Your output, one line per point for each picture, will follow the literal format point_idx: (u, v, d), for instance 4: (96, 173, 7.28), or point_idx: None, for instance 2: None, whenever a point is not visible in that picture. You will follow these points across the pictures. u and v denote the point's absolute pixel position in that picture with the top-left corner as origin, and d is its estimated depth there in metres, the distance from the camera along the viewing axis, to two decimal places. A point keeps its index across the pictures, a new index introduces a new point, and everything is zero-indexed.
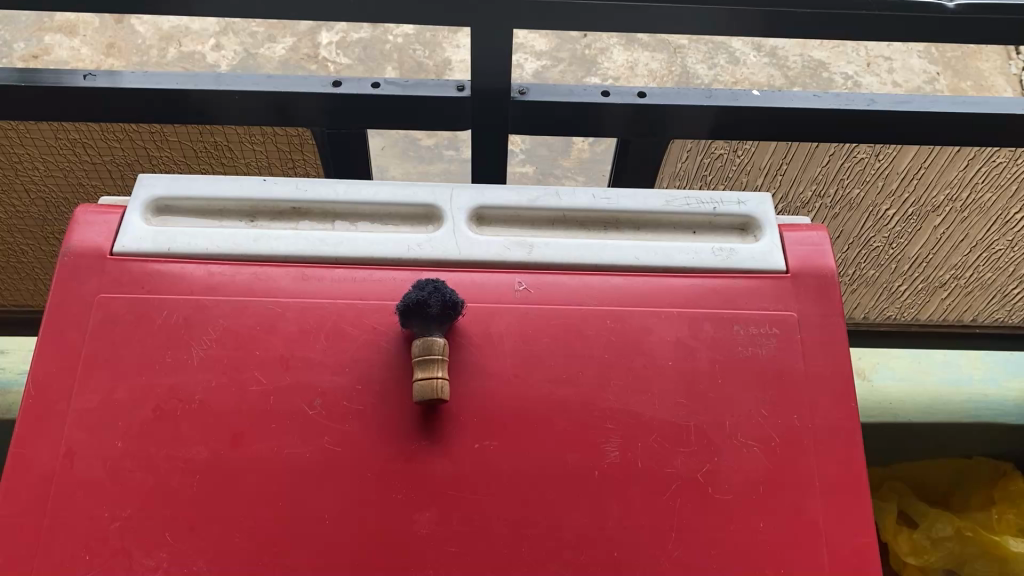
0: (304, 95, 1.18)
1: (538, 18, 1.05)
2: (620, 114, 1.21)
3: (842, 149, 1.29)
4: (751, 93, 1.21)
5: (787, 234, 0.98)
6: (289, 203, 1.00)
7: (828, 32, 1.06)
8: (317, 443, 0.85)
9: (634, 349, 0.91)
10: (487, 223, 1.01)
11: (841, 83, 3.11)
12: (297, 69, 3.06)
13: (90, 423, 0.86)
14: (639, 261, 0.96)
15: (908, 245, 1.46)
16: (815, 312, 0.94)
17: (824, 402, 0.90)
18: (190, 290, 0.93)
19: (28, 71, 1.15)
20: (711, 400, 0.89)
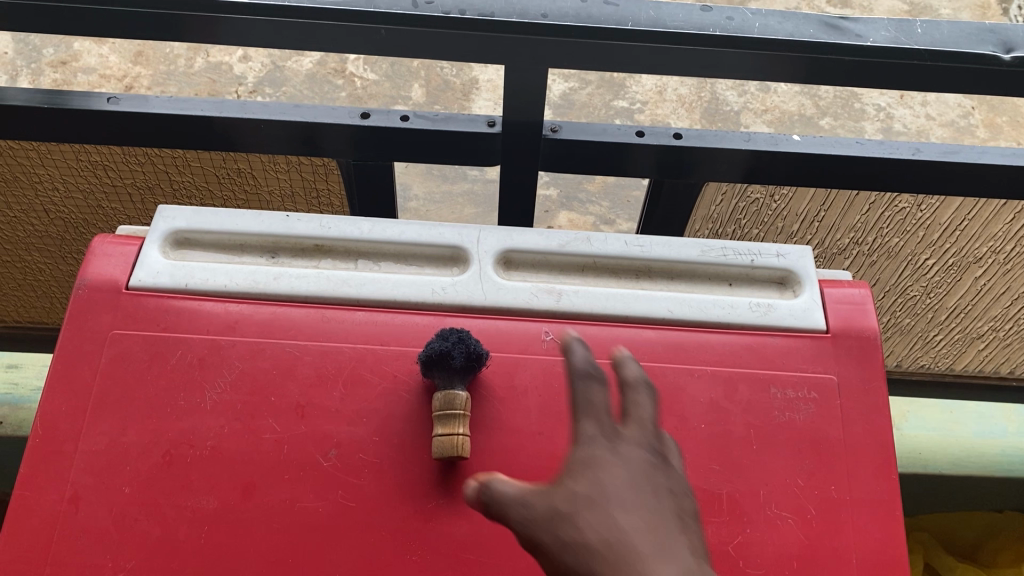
0: (331, 126, 1.15)
1: (574, 59, 1.01)
2: (654, 155, 1.17)
3: (884, 199, 1.23)
4: (791, 139, 1.17)
5: (827, 290, 0.95)
6: (313, 239, 0.97)
7: (876, 80, 1.02)
8: (331, 497, 0.82)
9: (665, 409, 0.87)
10: (515, 267, 0.98)
11: (872, 114, 3.08)
12: (324, 83, 3.04)
13: (98, 467, 0.83)
14: (672, 314, 0.93)
15: (946, 295, 1.40)
16: (855, 376, 0.89)
17: (863, 474, 0.85)
18: (208, 329, 0.90)
19: (53, 93, 1.13)
20: (745, 466, 0.84)
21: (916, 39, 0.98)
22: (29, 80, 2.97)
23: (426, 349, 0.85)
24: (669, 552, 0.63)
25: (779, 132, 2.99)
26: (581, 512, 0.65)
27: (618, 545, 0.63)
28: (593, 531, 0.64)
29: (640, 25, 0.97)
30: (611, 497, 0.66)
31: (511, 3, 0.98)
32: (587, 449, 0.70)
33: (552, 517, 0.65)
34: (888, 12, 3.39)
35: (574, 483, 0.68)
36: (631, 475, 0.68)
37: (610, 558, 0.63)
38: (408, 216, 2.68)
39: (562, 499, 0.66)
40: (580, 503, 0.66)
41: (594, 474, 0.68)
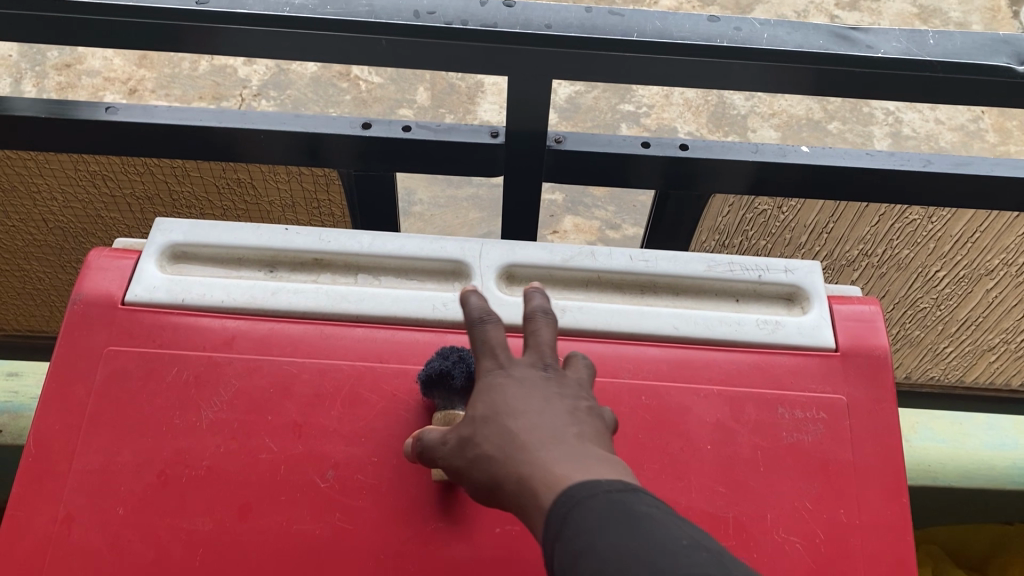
0: (332, 137, 1.13)
1: (579, 70, 0.99)
2: (660, 166, 1.15)
3: (894, 210, 1.21)
4: (800, 150, 1.15)
5: (836, 307, 0.93)
6: (312, 253, 0.96)
7: (886, 91, 1.00)
8: (328, 519, 0.80)
9: (671, 430, 0.85)
10: (518, 282, 0.96)
11: (881, 119, 3.05)
12: (328, 86, 3.02)
13: (91, 487, 0.81)
14: (678, 331, 0.91)
15: (957, 308, 1.38)
16: (865, 396, 0.87)
17: (872, 497, 0.83)
18: (205, 346, 0.88)
19: (56, 103, 1.11)
20: (752, 489, 0.82)
21: (928, 50, 0.96)
22: (33, 83, 2.95)
23: (426, 368, 0.83)
24: (568, 453, 0.64)
25: (786, 136, 2.96)
26: (487, 432, 0.68)
27: (518, 457, 0.65)
28: (498, 447, 0.67)
29: (646, 36, 0.95)
30: (507, 414, 0.68)
31: (515, 13, 0.96)
32: (487, 375, 0.71)
33: (468, 448, 0.70)
34: (897, 15, 3.36)
35: (480, 410, 0.69)
36: (528, 392, 0.69)
37: (515, 464, 0.65)
38: (412, 221, 2.66)
39: (471, 428, 0.70)
40: (487, 432, 0.68)
41: (495, 398, 0.69)
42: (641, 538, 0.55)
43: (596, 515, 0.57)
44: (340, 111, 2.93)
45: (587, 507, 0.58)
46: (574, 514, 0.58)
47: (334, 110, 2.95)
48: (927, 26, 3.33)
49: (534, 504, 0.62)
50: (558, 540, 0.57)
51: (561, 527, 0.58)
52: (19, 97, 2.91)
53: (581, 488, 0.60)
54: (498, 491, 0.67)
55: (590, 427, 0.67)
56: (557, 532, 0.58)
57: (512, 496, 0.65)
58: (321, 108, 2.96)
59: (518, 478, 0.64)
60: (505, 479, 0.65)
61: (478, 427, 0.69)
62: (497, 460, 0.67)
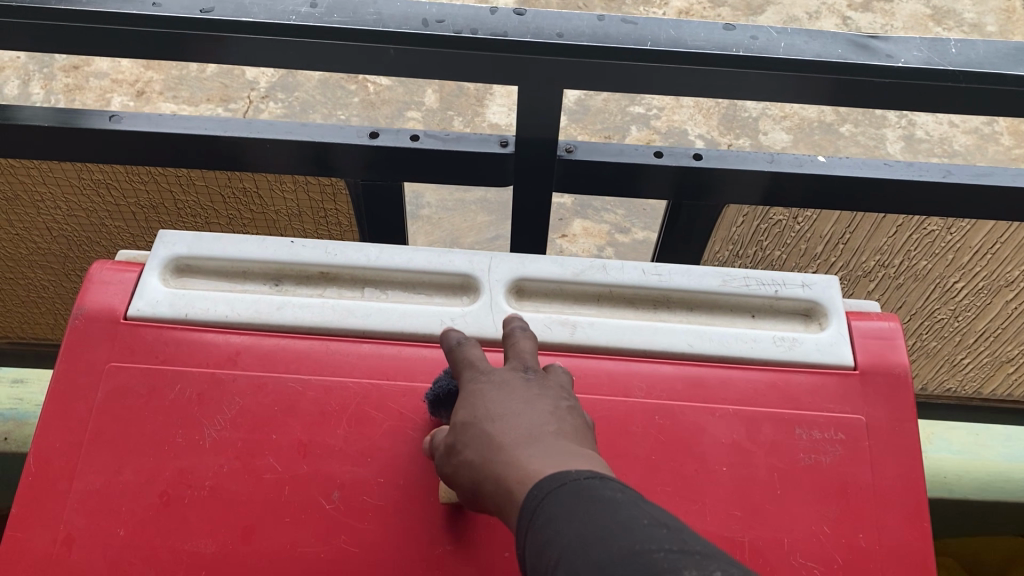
0: (339, 146, 1.11)
1: (590, 79, 0.97)
2: (673, 176, 1.13)
3: (912, 221, 1.19)
4: (817, 160, 1.12)
5: (854, 324, 0.90)
6: (318, 267, 0.94)
7: (905, 101, 0.98)
8: (333, 542, 0.78)
9: (685, 451, 0.82)
10: (528, 296, 0.94)
11: (894, 122, 3.01)
12: (337, 88, 3.01)
13: (92, 508, 0.79)
14: (692, 348, 0.88)
15: (975, 319, 1.35)
16: (884, 416, 0.85)
17: (892, 521, 0.81)
18: (208, 362, 0.87)
19: (64, 112, 1.09)
20: (769, 513, 0.80)
21: (949, 59, 0.93)
22: (41, 85, 2.94)
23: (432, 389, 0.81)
24: (542, 451, 0.64)
25: (798, 138, 2.93)
26: (467, 438, 0.69)
27: (495, 458, 0.66)
28: (478, 451, 0.68)
29: (660, 45, 0.92)
30: (486, 417, 0.69)
31: (525, 22, 0.94)
32: (469, 379, 0.73)
33: (453, 455, 0.71)
34: (910, 16, 3.33)
35: (461, 417, 0.71)
36: (506, 393, 0.70)
37: (494, 466, 0.66)
38: (420, 224, 2.63)
39: (454, 434, 0.71)
40: (467, 437, 0.69)
41: (475, 402, 0.71)
42: (603, 522, 0.55)
43: (564, 504, 0.57)
44: (349, 113, 2.91)
45: (553, 497, 0.58)
46: (544, 505, 0.58)
47: (342, 112, 2.94)
48: (940, 27, 3.30)
49: (511, 503, 0.63)
50: (529, 531, 0.58)
51: (533, 520, 0.58)
52: (27, 99, 2.91)
53: (550, 480, 0.60)
54: (480, 494, 0.67)
55: (570, 426, 0.68)
56: (527, 523, 0.58)
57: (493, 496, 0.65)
58: (329, 110, 2.94)
59: (495, 479, 0.65)
60: (484, 481, 0.66)
61: (460, 433, 0.70)
62: (476, 464, 0.67)
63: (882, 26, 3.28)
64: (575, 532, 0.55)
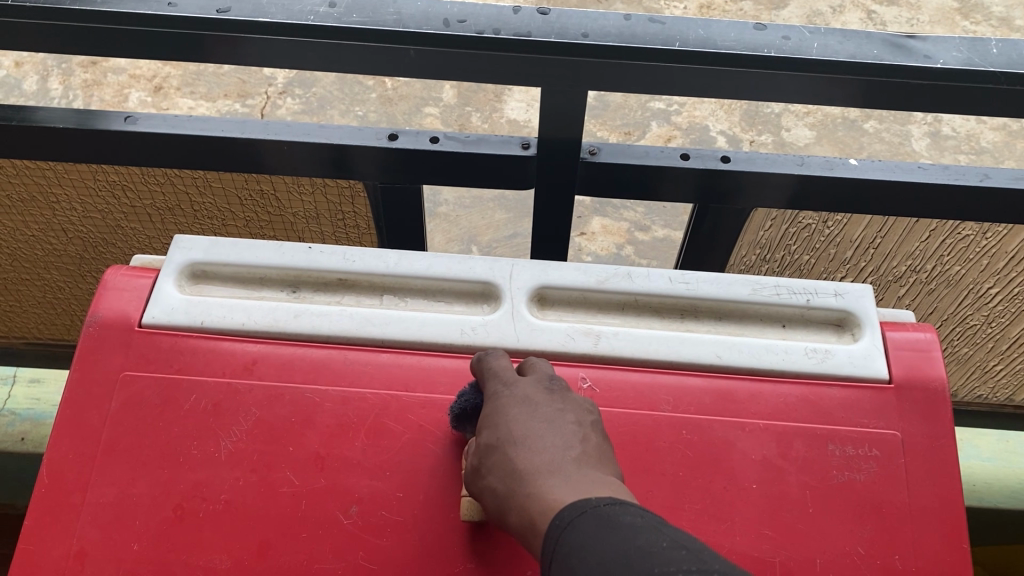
0: (358, 148, 1.09)
1: (616, 81, 0.94)
2: (698, 180, 1.10)
3: (946, 225, 1.15)
4: (848, 163, 1.09)
5: (889, 335, 0.87)
6: (336, 273, 0.92)
7: (943, 103, 0.94)
8: (351, 558, 0.76)
9: (714, 467, 0.80)
10: (550, 305, 0.92)
11: (920, 118, 2.96)
12: (355, 84, 2.99)
13: (105, 521, 0.78)
14: (721, 360, 0.86)
15: (1009, 325, 1.31)
16: (921, 433, 0.82)
17: (929, 542, 0.78)
18: (224, 371, 0.85)
19: (84, 113, 1.08)
20: (800, 533, 0.77)
21: (990, 60, 0.90)
22: (59, 80, 2.94)
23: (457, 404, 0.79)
24: (565, 480, 0.63)
25: (821, 135, 2.88)
26: (490, 460, 0.68)
27: (518, 485, 0.64)
28: (500, 476, 0.67)
29: (689, 46, 0.89)
30: (508, 439, 0.68)
31: (550, 21, 0.91)
32: (492, 399, 0.73)
33: (476, 477, 0.70)
34: (937, 10, 3.26)
35: (483, 438, 0.70)
36: (528, 413, 0.69)
37: (516, 494, 0.64)
38: (438, 222, 2.61)
39: (476, 456, 0.70)
40: (490, 460, 0.68)
41: (499, 423, 0.70)
42: (623, 547, 0.54)
43: (585, 532, 0.56)
44: (366, 109, 2.89)
45: (574, 527, 0.57)
46: (564, 535, 0.57)
47: (360, 108, 2.91)
48: (968, 22, 3.23)
49: (534, 532, 0.62)
50: (552, 561, 0.57)
51: (554, 550, 0.57)
52: (45, 94, 2.90)
53: (571, 509, 0.59)
54: (503, 522, 0.66)
55: (593, 449, 0.67)
56: (549, 556, 0.57)
57: (515, 526, 0.64)
58: (346, 106, 2.92)
59: (519, 506, 0.64)
60: (507, 509, 0.65)
61: (483, 455, 0.69)
62: (498, 490, 0.66)
63: (908, 20, 3.22)
64: (595, 559, 0.54)
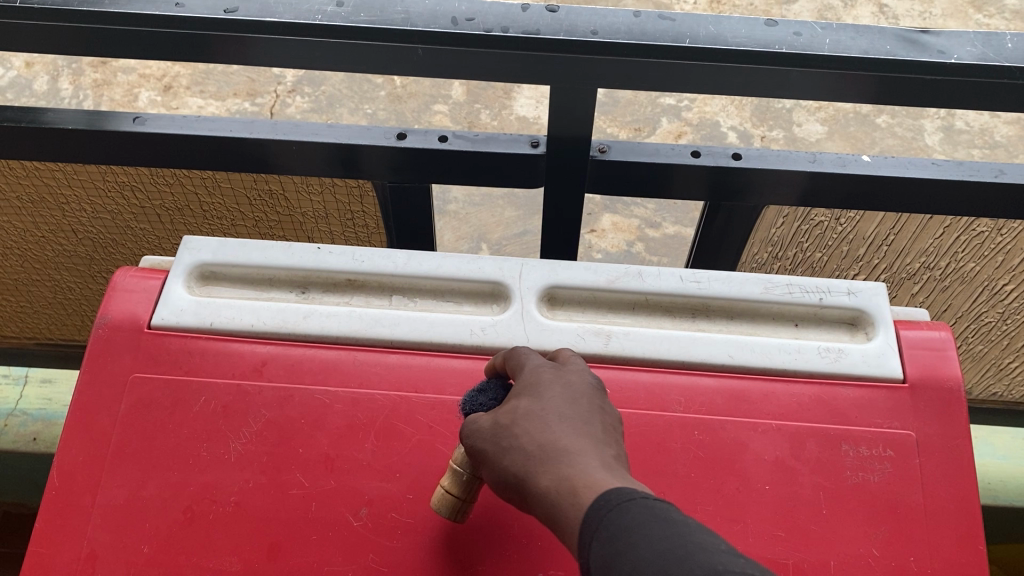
0: (367, 147, 1.09)
1: (626, 78, 0.94)
2: (710, 178, 1.09)
3: (960, 222, 1.13)
4: (861, 159, 1.08)
5: (903, 334, 0.86)
6: (345, 274, 0.92)
7: (957, 98, 0.93)
8: (361, 561, 0.76)
9: (726, 468, 0.79)
10: (560, 304, 0.91)
11: (933, 113, 2.93)
12: (364, 82, 2.98)
13: (116, 523, 0.78)
14: (732, 359, 0.85)
15: None
16: (937, 433, 0.81)
17: (944, 544, 0.77)
18: (234, 373, 0.85)
19: (93, 114, 1.08)
20: (814, 534, 0.77)
21: (1005, 55, 0.88)
22: (69, 80, 2.94)
23: (469, 406, 0.72)
24: (608, 467, 0.60)
25: (833, 131, 2.86)
26: (528, 425, 0.64)
27: (559, 459, 0.61)
28: (538, 444, 0.63)
29: (699, 42, 0.89)
30: (552, 412, 0.64)
31: (558, 19, 0.91)
32: (532, 375, 0.69)
33: (503, 435, 0.65)
34: (949, 3, 3.23)
35: (521, 406, 0.66)
36: (574, 396, 0.66)
37: (556, 465, 0.60)
38: (447, 220, 2.61)
39: (511, 417, 0.65)
40: (525, 425, 0.64)
41: (542, 394, 0.66)
42: (677, 541, 0.51)
43: (636, 517, 0.53)
44: (375, 107, 2.89)
45: (624, 510, 0.54)
46: (611, 517, 0.54)
47: (369, 106, 2.91)
48: (981, 15, 3.20)
49: (567, 508, 0.58)
50: (596, 539, 0.54)
51: (599, 528, 0.54)
52: (56, 94, 2.91)
53: (619, 492, 0.56)
54: (526, 489, 0.62)
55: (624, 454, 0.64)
56: (591, 535, 0.54)
57: (544, 495, 0.60)
58: (356, 105, 2.92)
59: (556, 477, 0.60)
60: (540, 479, 0.61)
61: (520, 418, 0.65)
62: (529, 456, 0.62)
63: (920, 13, 3.19)
64: (647, 548, 0.51)
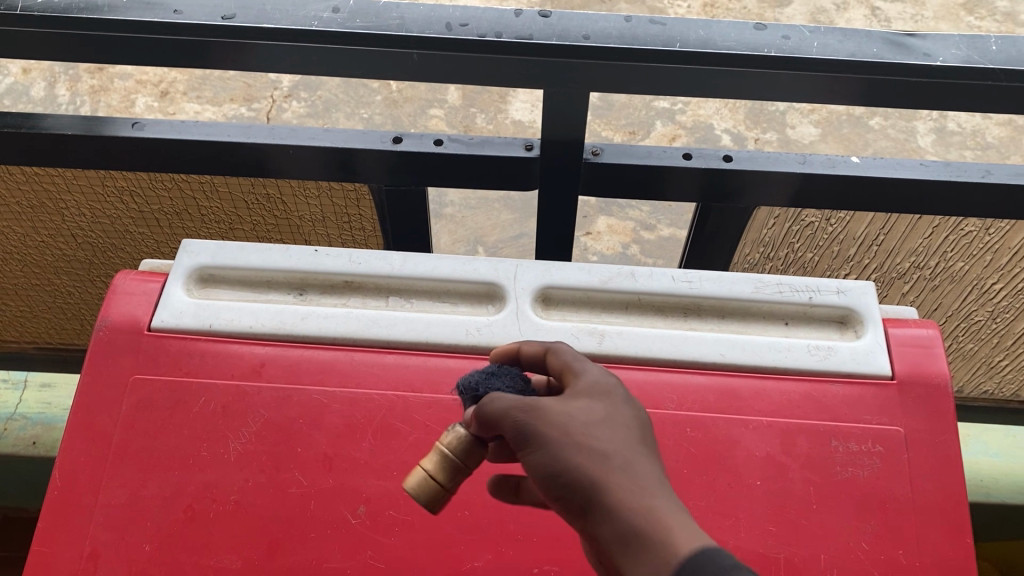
0: (363, 151, 1.10)
1: (619, 82, 0.95)
2: (701, 180, 1.11)
3: (949, 222, 1.15)
4: (850, 160, 1.09)
5: (892, 332, 0.88)
6: (342, 275, 0.93)
7: (944, 100, 0.95)
8: (359, 558, 0.77)
9: (718, 464, 0.80)
10: (555, 304, 0.93)
11: (925, 114, 2.95)
12: (360, 87, 3.00)
13: (117, 523, 0.79)
14: (724, 358, 0.86)
15: (1013, 321, 1.31)
16: (925, 429, 0.82)
17: (932, 538, 0.78)
18: (233, 374, 0.86)
19: (92, 120, 1.09)
20: (804, 529, 0.78)
21: (990, 57, 0.90)
22: (67, 87, 2.96)
23: (484, 385, 0.67)
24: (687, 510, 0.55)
25: (826, 133, 2.88)
26: (608, 435, 0.57)
27: (647, 488, 0.55)
28: (620, 460, 0.56)
29: (689, 46, 0.90)
30: (632, 430, 0.58)
31: (551, 24, 0.92)
32: (598, 380, 0.62)
33: (578, 432, 0.57)
34: (941, 6, 3.25)
35: (597, 410, 0.59)
36: (643, 419, 0.61)
37: (643, 493, 0.55)
38: (443, 223, 2.62)
39: (588, 417, 0.58)
40: (604, 431, 0.57)
41: (618, 406, 0.60)
42: None
43: None
44: (372, 112, 2.90)
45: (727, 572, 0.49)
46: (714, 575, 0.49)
47: (365, 110, 2.93)
48: (972, 17, 3.22)
49: (655, 545, 0.52)
50: None
51: None
52: (54, 100, 2.93)
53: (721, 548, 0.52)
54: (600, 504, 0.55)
55: None
56: None
57: (626, 520, 0.54)
58: (352, 109, 2.94)
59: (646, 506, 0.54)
60: (624, 501, 0.54)
61: (601, 423, 0.58)
62: (609, 465, 0.56)
63: (913, 16, 3.21)
64: None
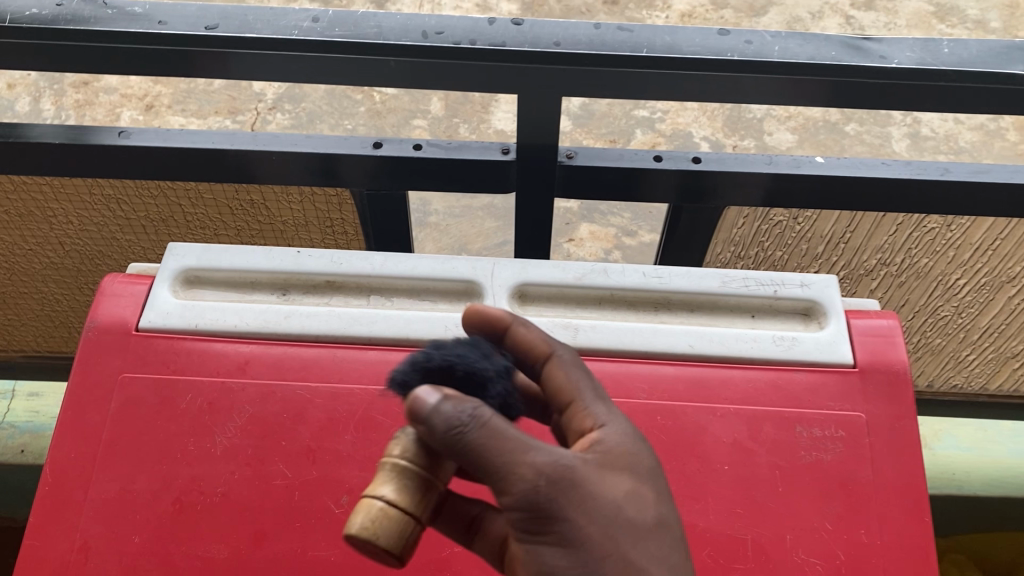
0: (344, 156, 1.13)
1: (590, 86, 0.99)
2: (673, 181, 1.15)
3: (911, 219, 1.20)
4: (814, 160, 1.14)
5: (854, 322, 0.91)
6: (324, 275, 0.96)
7: (901, 100, 0.99)
8: (343, 546, 0.80)
9: (688, 450, 0.84)
10: (531, 300, 0.96)
11: (899, 119, 3.01)
12: (343, 98, 3.03)
13: (107, 516, 0.81)
14: (693, 349, 0.90)
15: (978, 315, 1.35)
16: (886, 414, 0.86)
17: (893, 517, 0.81)
18: (218, 371, 0.89)
19: (76, 129, 1.12)
20: (771, 510, 0.81)
21: (942, 59, 0.94)
22: (51, 102, 2.97)
23: (435, 355, 0.66)
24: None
25: (803, 139, 2.93)
26: (614, 521, 0.63)
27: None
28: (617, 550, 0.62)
29: (656, 51, 0.94)
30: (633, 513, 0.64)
31: (523, 31, 0.96)
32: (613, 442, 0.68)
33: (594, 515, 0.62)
34: (913, 14, 3.32)
35: (611, 494, 0.64)
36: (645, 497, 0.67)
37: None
38: (427, 231, 2.65)
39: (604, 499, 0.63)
40: (614, 522, 0.63)
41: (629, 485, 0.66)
42: None
43: None
44: (355, 122, 2.94)
45: None
46: None
47: (349, 121, 2.96)
48: (944, 25, 3.29)
49: None
50: None
51: None
52: (39, 114, 2.94)
53: None
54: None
55: None
56: None
57: None
58: (336, 120, 2.96)
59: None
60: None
61: (611, 508, 0.63)
62: (608, 567, 0.62)
63: (886, 24, 3.28)
64: None
